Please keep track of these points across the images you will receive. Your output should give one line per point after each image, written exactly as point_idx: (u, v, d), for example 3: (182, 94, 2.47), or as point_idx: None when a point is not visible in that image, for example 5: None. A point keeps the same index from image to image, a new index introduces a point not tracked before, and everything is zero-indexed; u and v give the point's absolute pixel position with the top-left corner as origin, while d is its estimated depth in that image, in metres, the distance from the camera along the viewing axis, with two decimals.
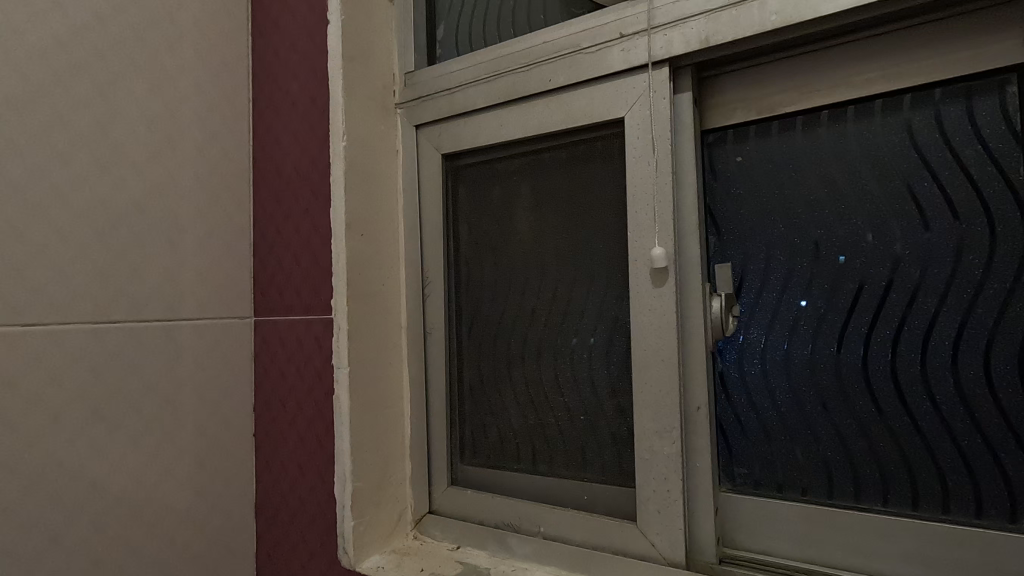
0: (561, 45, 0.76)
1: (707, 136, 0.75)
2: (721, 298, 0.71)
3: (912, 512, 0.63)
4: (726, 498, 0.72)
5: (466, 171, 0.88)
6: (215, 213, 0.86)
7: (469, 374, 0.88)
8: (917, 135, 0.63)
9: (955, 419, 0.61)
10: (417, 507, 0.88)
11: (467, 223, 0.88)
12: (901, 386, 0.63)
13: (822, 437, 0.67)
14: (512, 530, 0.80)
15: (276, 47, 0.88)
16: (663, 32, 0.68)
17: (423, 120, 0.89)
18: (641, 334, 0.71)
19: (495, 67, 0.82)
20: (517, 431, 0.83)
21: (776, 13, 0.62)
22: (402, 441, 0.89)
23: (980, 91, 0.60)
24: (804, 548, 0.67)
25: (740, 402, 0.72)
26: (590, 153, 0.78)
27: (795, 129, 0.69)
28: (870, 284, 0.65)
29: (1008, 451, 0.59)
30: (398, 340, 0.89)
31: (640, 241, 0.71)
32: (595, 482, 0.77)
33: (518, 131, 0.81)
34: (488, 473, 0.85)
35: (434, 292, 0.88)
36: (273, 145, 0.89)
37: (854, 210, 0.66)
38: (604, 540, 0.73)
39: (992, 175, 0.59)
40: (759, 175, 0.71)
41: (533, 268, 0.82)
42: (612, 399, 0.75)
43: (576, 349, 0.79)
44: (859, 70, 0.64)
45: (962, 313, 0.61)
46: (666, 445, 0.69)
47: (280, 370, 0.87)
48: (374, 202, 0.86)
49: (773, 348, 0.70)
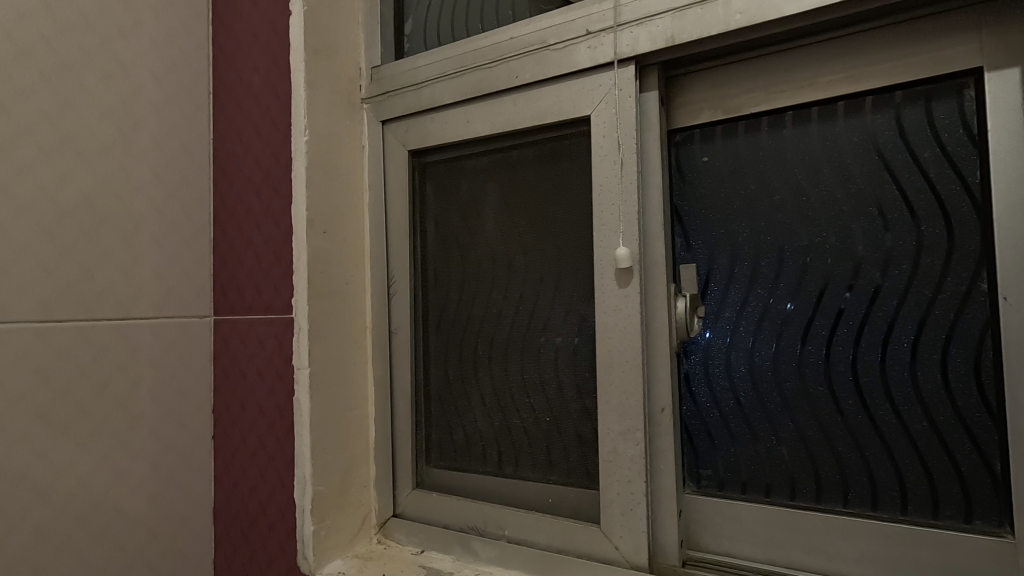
0: (528, 41, 0.75)
1: (674, 136, 0.74)
2: (685, 298, 0.70)
3: (870, 512, 0.63)
4: (690, 500, 0.71)
5: (433, 168, 0.87)
6: (172, 208, 0.83)
7: (436, 375, 0.86)
8: (878, 137, 0.63)
9: (913, 420, 0.61)
10: (381, 511, 0.87)
11: (434, 221, 0.87)
12: (861, 387, 0.63)
13: (785, 437, 0.67)
14: (476, 534, 0.79)
15: (237, 38, 0.86)
16: (630, 29, 0.68)
17: (389, 115, 0.87)
18: (606, 335, 0.70)
19: (462, 62, 0.81)
20: (482, 433, 0.82)
21: (740, 12, 0.62)
22: (366, 444, 0.87)
23: (939, 95, 0.60)
24: (766, 550, 0.67)
25: (705, 403, 0.72)
26: (558, 151, 0.77)
27: (761, 129, 0.69)
28: (833, 284, 0.65)
29: (964, 452, 0.59)
30: (363, 340, 0.87)
31: (605, 241, 0.70)
32: (560, 484, 0.76)
33: (486, 128, 0.79)
34: (454, 476, 0.84)
35: (400, 291, 0.86)
36: (234, 139, 0.86)
37: (817, 211, 0.66)
38: (569, 543, 0.72)
39: (951, 178, 0.60)
40: (725, 175, 0.71)
41: (501, 267, 0.81)
42: (577, 400, 0.75)
43: (543, 349, 0.78)
44: (822, 71, 0.64)
45: (920, 314, 0.61)
46: (630, 447, 0.68)
47: (239, 371, 0.84)
48: (338, 199, 0.84)
49: (737, 348, 0.70)
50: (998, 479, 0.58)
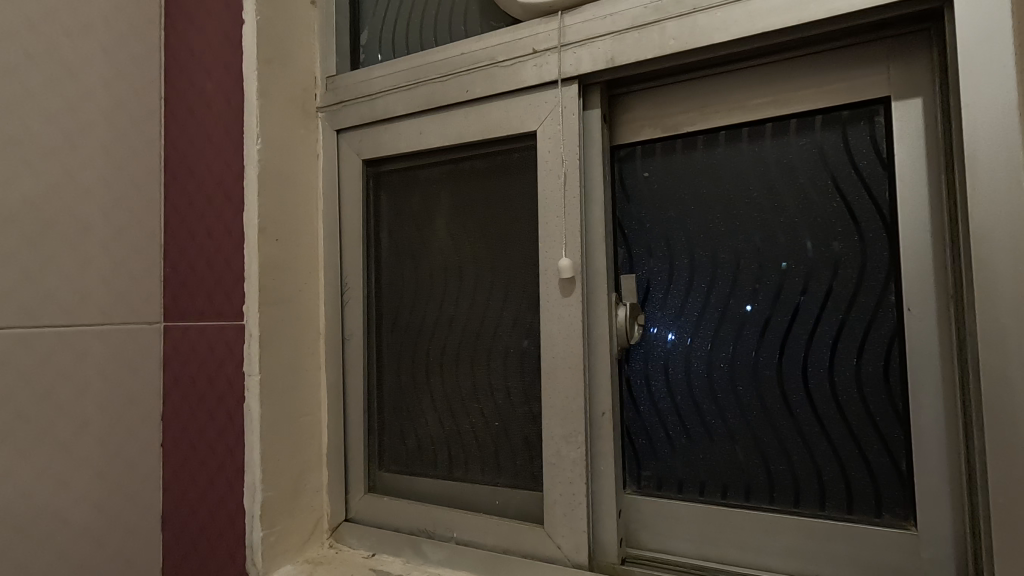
0: (478, 57, 0.78)
1: (617, 151, 0.78)
2: (625, 307, 0.74)
3: (793, 509, 0.67)
4: (630, 500, 0.75)
5: (387, 177, 0.89)
6: (121, 214, 0.83)
7: (389, 381, 0.88)
8: (800, 157, 0.68)
9: (831, 421, 0.66)
10: (333, 515, 0.88)
11: (388, 229, 0.88)
12: (785, 391, 0.68)
13: (717, 438, 0.71)
14: (426, 536, 0.81)
15: (190, 45, 0.86)
16: (573, 50, 0.71)
17: (344, 125, 0.88)
18: (550, 342, 0.73)
19: (414, 75, 0.83)
20: (434, 437, 0.84)
21: (674, 38, 0.65)
22: (319, 449, 0.88)
23: (853, 121, 0.65)
24: (700, 546, 0.71)
25: (645, 406, 0.75)
26: (508, 163, 0.79)
27: (697, 147, 0.73)
28: (761, 293, 0.69)
29: (875, 452, 0.64)
30: (316, 347, 0.88)
31: (549, 252, 0.73)
32: (507, 486, 0.78)
33: (438, 140, 0.81)
34: (406, 480, 0.86)
35: (353, 298, 0.88)
36: (186, 145, 0.86)
37: (747, 225, 0.70)
38: (514, 543, 0.75)
39: (863, 198, 0.65)
40: (665, 189, 0.75)
41: (452, 275, 0.83)
42: (523, 405, 0.77)
43: (492, 356, 0.80)
44: (750, 95, 0.69)
45: (838, 322, 0.66)
46: (572, 449, 0.71)
47: (190, 377, 0.84)
48: (291, 207, 0.85)
49: (675, 355, 0.74)
50: (903, 476, 0.63)
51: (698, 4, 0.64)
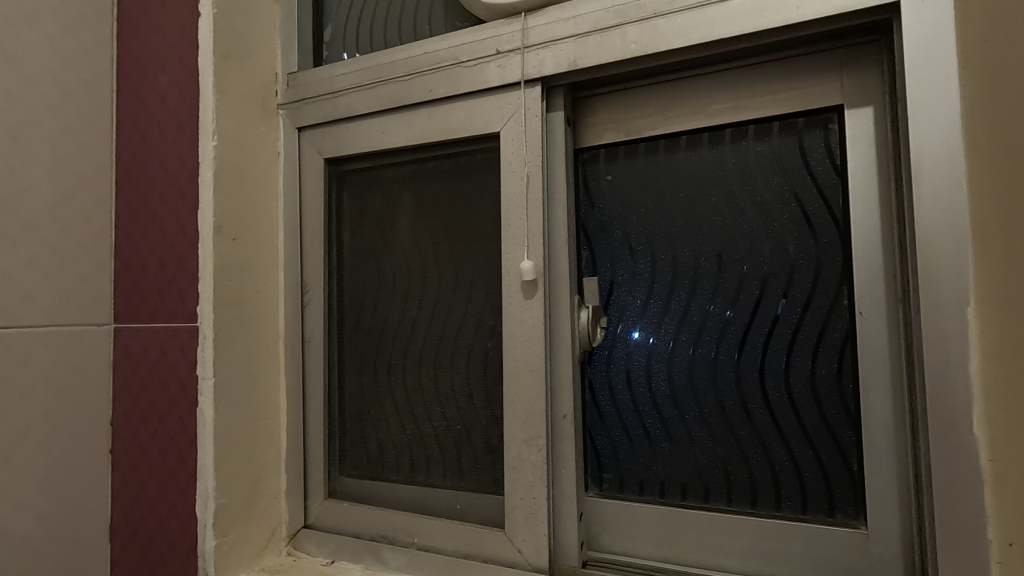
0: (442, 56, 0.77)
1: (581, 154, 0.78)
2: (588, 310, 0.74)
3: (750, 510, 0.68)
4: (592, 502, 0.75)
5: (350, 177, 0.87)
6: (68, 211, 0.79)
7: (350, 384, 0.86)
8: (758, 163, 0.69)
9: (787, 423, 0.67)
10: (292, 522, 0.86)
11: (350, 229, 0.87)
12: (743, 393, 0.69)
13: (677, 439, 0.72)
14: (386, 542, 0.80)
15: (144, 37, 0.83)
16: (536, 51, 0.71)
17: (305, 123, 0.87)
18: (512, 345, 0.72)
19: (377, 73, 0.81)
20: (395, 441, 0.83)
21: (635, 42, 0.65)
22: (277, 454, 0.86)
23: (809, 128, 0.67)
24: (660, 548, 0.71)
25: (607, 409, 0.76)
26: (471, 165, 0.78)
27: (659, 151, 0.74)
28: (720, 296, 0.70)
29: (828, 453, 0.65)
30: (275, 349, 0.86)
31: (512, 254, 0.72)
32: (469, 490, 0.77)
33: (401, 140, 0.80)
34: (367, 484, 0.84)
35: (314, 300, 0.86)
36: (139, 141, 0.83)
37: (707, 229, 0.71)
38: (475, 548, 0.74)
39: (818, 205, 0.66)
40: (627, 192, 0.75)
41: (415, 276, 0.82)
42: (486, 408, 0.77)
43: (455, 358, 0.79)
44: (710, 100, 0.70)
45: (793, 325, 0.67)
46: (533, 452, 0.70)
47: (141, 381, 0.81)
48: (250, 205, 0.82)
49: (636, 357, 0.74)
50: (855, 476, 0.64)
51: (659, 9, 0.64)
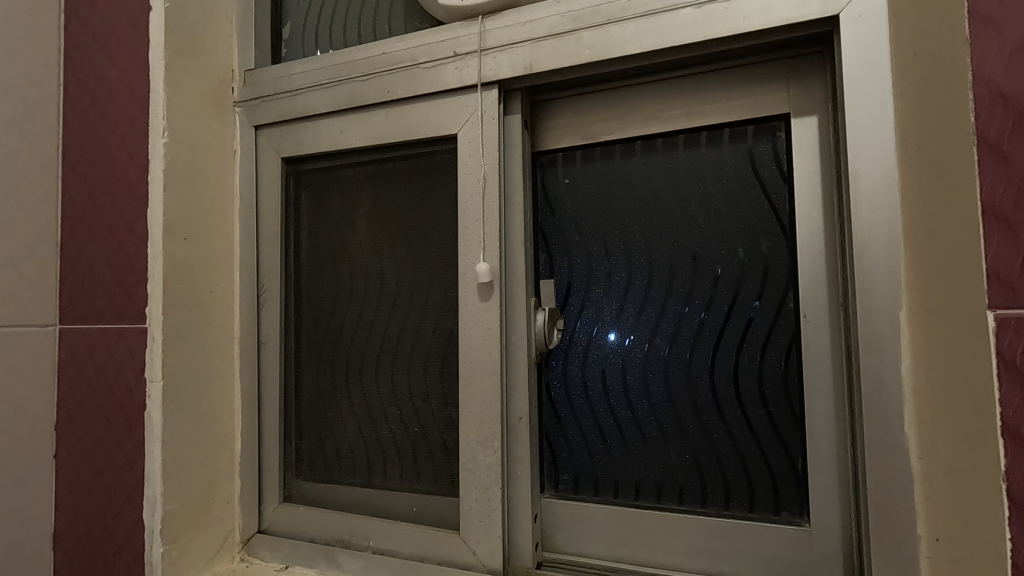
0: (400, 57, 0.76)
1: (540, 157, 0.79)
2: (544, 312, 0.74)
3: (701, 509, 0.69)
4: (547, 504, 0.75)
5: (308, 176, 0.86)
6: (9, 207, 0.76)
7: (307, 387, 0.85)
8: (710, 169, 0.70)
9: (735, 424, 0.68)
10: (245, 527, 0.84)
11: (308, 230, 0.86)
12: (694, 393, 0.70)
13: (630, 440, 0.73)
14: (341, 546, 0.79)
15: (93, 30, 0.80)
16: (493, 54, 0.71)
17: (262, 121, 0.85)
18: (468, 347, 0.72)
19: (335, 72, 0.81)
20: (352, 443, 0.82)
21: (589, 47, 0.66)
22: (231, 458, 0.84)
23: (758, 136, 0.68)
24: (613, 549, 0.72)
25: (564, 411, 0.76)
26: (430, 166, 0.78)
27: (615, 156, 0.75)
28: (673, 299, 0.71)
29: (775, 452, 0.67)
30: (230, 351, 0.84)
31: (468, 256, 0.72)
32: (425, 493, 0.77)
33: (358, 140, 0.80)
34: (323, 488, 0.83)
35: (270, 301, 0.84)
36: (87, 136, 0.80)
37: (660, 233, 0.72)
38: (430, 550, 0.74)
39: (765, 210, 0.68)
40: (584, 195, 0.76)
41: (373, 278, 0.82)
42: (442, 410, 0.76)
43: (413, 360, 0.79)
44: (663, 106, 0.71)
45: (742, 328, 0.68)
46: (488, 454, 0.70)
47: (87, 384, 0.78)
48: (204, 204, 0.81)
49: (592, 359, 0.75)
50: (799, 475, 0.66)
51: (613, 15, 0.65)
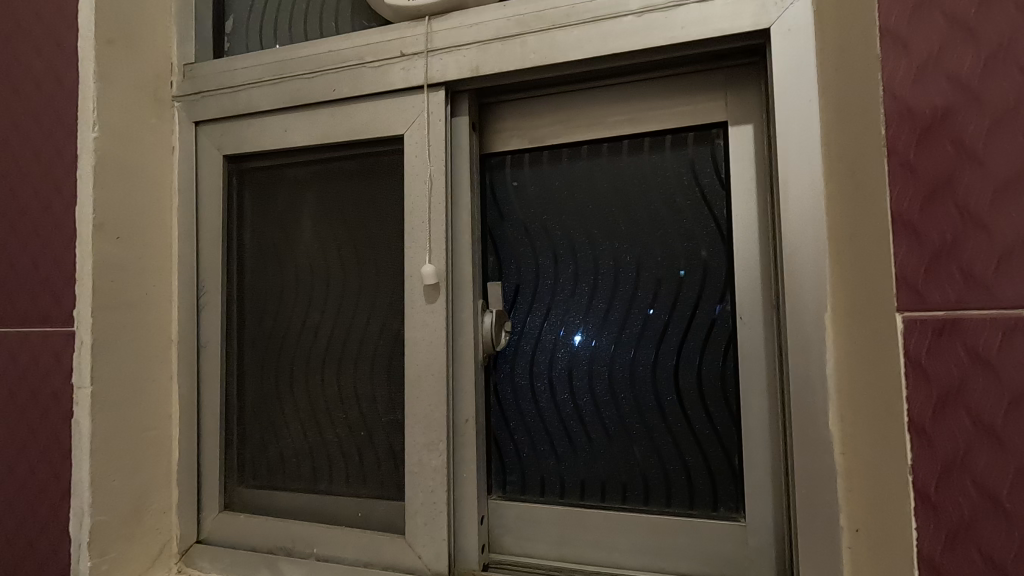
0: (345, 56, 0.75)
1: (488, 159, 0.79)
2: (491, 314, 0.74)
3: (644, 507, 0.71)
4: (495, 505, 0.75)
5: (252, 175, 0.84)
6: None
7: (250, 391, 0.83)
8: (653, 175, 0.72)
9: (676, 423, 0.70)
10: (183, 538, 0.81)
11: (252, 229, 0.84)
12: (638, 394, 0.71)
13: (576, 440, 0.74)
14: (284, 554, 0.77)
15: (17, 17, 0.76)
16: (439, 56, 0.71)
17: (202, 116, 0.83)
18: (414, 350, 0.71)
19: (279, 69, 0.79)
20: (297, 448, 0.80)
21: (534, 52, 0.66)
22: (169, 466, 0.81)
23: (698, 143, 0.70)
24: (559, 548, 0.73)
25: (511, 413, 0.76)
26: (377, 167, 0.77)
27: (561, 160, 0.76)
28: (618, 302, 0.72)
29: (713, 451, 0.69)
30: (167, 354, 0.81)
31: (414, 258, 0.72)
32: (371, 497, 0.76)
33: (303, 139, 0.78)
34: (266, 495, 0.81)
35: (210, 303, 0.82)
36: (10, 129, 0.76)
37: (605, 237, 0.73)
38: (376, 555, 0.73)
39: (704, 214, 0.70)
40: (531, 198, 0.77)
41: (319, 279, 0.80)
42: (389, 413, 0.76)
43: (359, 364, 0.78)
44: (608, 111, 0.72)
45: (682, 330, 0.70)
46: (434, 457, 0.70)
47: (9, 390, 0.74)
48: (140, 203, 0.78)
49: (539, 361, 0.75)
50: (736, 472, 0.68)
51: (557, 21, 0.66)
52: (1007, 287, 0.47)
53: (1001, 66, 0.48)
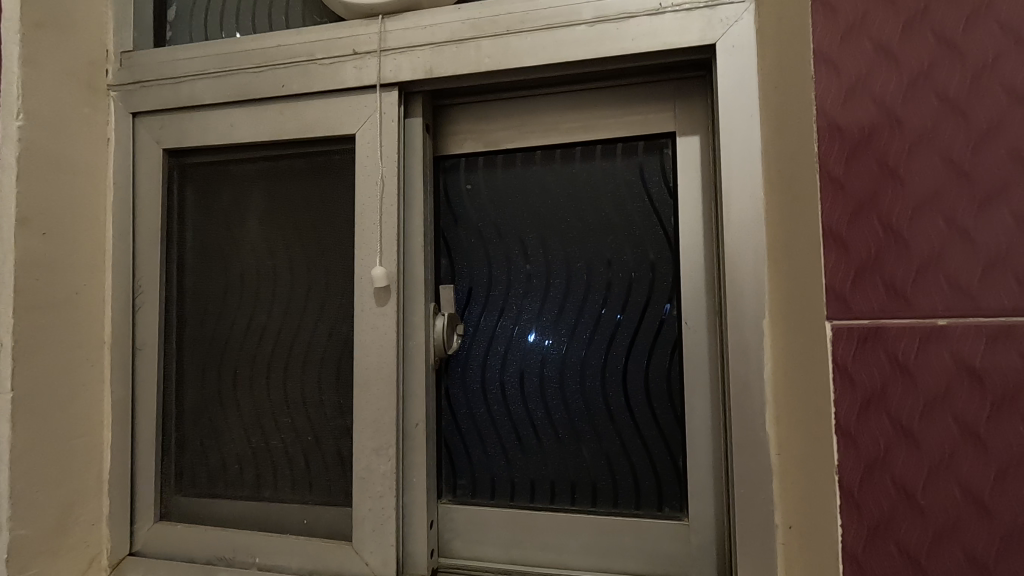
0: (295, 51, 0.73)
1: (443, 161, 0.78)
2: (443, 317, 0.73)
3: (592, 508, 0.72)
4: (445, 509, 0.75)
5: (194, 170, 0.81)
6: None
7: (190, 395, 0.80)
8: (604, 182, 0.73)
9: (623, 425, 0.71)
10: (114, 550, 0.77)
11: (194, 227, 0.80)
12: (587, 397, 0.72)
13: (527, 443, 0.74)
14: (224, 565, 0.74)
15: None
16: (393, 56, 0.70)
17: (141, 107, 0.79)
18: (363, 353, 0.70)
19: (225, 61, 0.76)
20: (239, 454, 0.78)
21: (488, 56, 0.67)
22: (100, 474, 0.77)
23: (648, 152, 0.72)
24: (508, 551, 0.73)
25: (462, 416, 0.76)
26: (327, 166, 0.76)
27: (515, 164, 0.76)
28: (569, 306, 0.73)
29: (658, 452, 0.71)
30: (100, 357, 0.77)
31: (365, 260, 0.71)
32: (317, 504, 0.74)
33: (250, 135, 0.76)
34: (206, 504, 0.78)
35: (147, 303, 0.78)
36: None
37: (557, 242, 0.74)
38: (321, 563, 0.71)
39: (652, 222, 0.72)
40: (485, 201, 0.77)
41: (266, 280, 0.78)
42: (337, 417, 0.74)
43: (307, 367, 0.76)
44: (561, 118, 0.73)
45: (631, 334, 0.72)
46: (383, 462, 0.69)
47: None
48: (69, 196, 0.73)
49: (490, 364, 0.76)
50: (680, 472, 0.70)
51: (511, 26, 0.66)
52: (923, 298, 0.51)
53: (921, 91, 0.51)
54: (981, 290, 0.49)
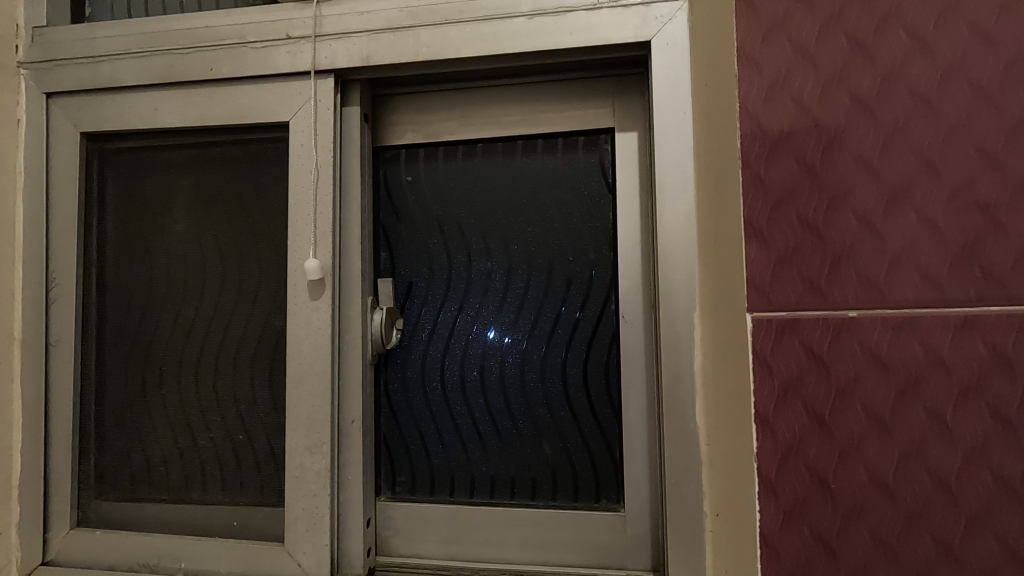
0: (225, 33, 0.70)
1: (383, 152, 0.77)
2: (382, 311, 0.72)
3: (530, 502, 0.72)
4: (384, 507, 0.74)
5: (116, 156, 0.76)
6: None
7: (111, 395, 0.75)
8: (544, 176, 0.73)
9: (562, 419, 0.72)
10: (24, 560, 0.71)
11: (116, 215, 0.76)
12: (527, 391, 0.72)
13: (466, 437, 0.74)
14: (147, 571, 0.71)
15: None
16: (328, 42, 0.68)
17: (55, 87, 0.74)
18: (297, 348, 0.68)
19: (149, 41, 0.72)
20: (165, 455, 0.74)
21: (426, 46, 0.65)
22: (8, 479, 0.71)
23: (588, 147, 0.72)
24: (447, 547, 0.72)
25: (402, 412, 0.75)
26: (260, 154, 0.73)
27: (456, 156, 0.75)
28: (509, 300, 0.73)
29: (596, 445, 0.71)
30: (8, 354, 0.72)
31: (299, 252, 0.68)
32: (249, 505, 0.72)
33: (176, 120, 0.72)
34: (129, 508, 0.74)
35: (62, 297, 0.73)
36: None
37: (497, 236, 0.74)
38: (251, 565, 0.69)
39: (592, 217, 0.72)
40: (426, 193, 0.76)
41: (194, 273, 0.74)
42: (270, 415, 0.71)
43: (238, 363, 0.73)
44: (502, 111, 0.73)
45: (570, 328, 0.72)
46: (317, 460, 0.67)
47: None
48: None
49: (430, 358, 0.75)
50: (617, 464, 0.71)
51: (450, 16, 0.65)
52: (837, 291, 0.53)
53: (836, 93, 0.53)
54: (889, 284, 0.52)
